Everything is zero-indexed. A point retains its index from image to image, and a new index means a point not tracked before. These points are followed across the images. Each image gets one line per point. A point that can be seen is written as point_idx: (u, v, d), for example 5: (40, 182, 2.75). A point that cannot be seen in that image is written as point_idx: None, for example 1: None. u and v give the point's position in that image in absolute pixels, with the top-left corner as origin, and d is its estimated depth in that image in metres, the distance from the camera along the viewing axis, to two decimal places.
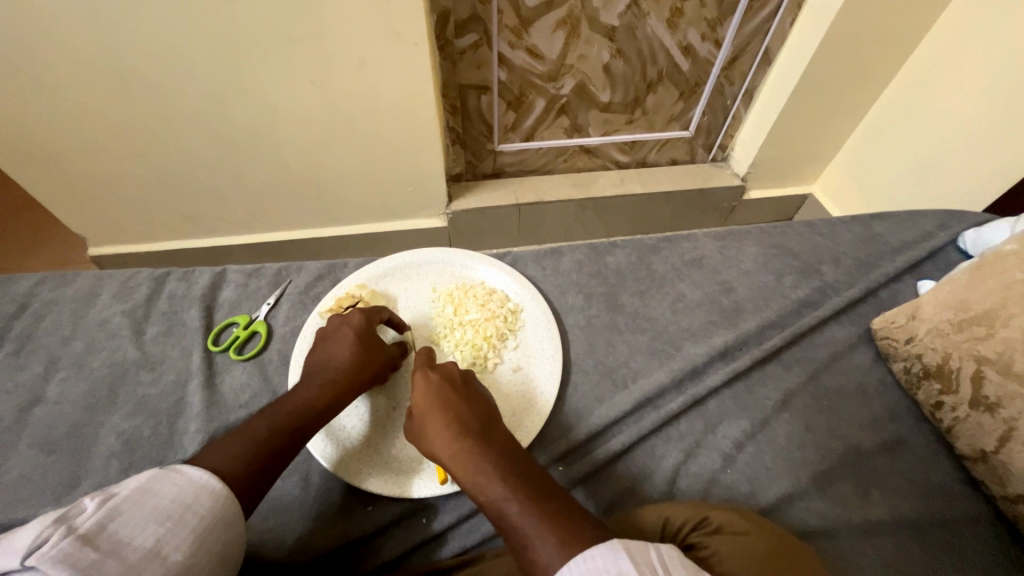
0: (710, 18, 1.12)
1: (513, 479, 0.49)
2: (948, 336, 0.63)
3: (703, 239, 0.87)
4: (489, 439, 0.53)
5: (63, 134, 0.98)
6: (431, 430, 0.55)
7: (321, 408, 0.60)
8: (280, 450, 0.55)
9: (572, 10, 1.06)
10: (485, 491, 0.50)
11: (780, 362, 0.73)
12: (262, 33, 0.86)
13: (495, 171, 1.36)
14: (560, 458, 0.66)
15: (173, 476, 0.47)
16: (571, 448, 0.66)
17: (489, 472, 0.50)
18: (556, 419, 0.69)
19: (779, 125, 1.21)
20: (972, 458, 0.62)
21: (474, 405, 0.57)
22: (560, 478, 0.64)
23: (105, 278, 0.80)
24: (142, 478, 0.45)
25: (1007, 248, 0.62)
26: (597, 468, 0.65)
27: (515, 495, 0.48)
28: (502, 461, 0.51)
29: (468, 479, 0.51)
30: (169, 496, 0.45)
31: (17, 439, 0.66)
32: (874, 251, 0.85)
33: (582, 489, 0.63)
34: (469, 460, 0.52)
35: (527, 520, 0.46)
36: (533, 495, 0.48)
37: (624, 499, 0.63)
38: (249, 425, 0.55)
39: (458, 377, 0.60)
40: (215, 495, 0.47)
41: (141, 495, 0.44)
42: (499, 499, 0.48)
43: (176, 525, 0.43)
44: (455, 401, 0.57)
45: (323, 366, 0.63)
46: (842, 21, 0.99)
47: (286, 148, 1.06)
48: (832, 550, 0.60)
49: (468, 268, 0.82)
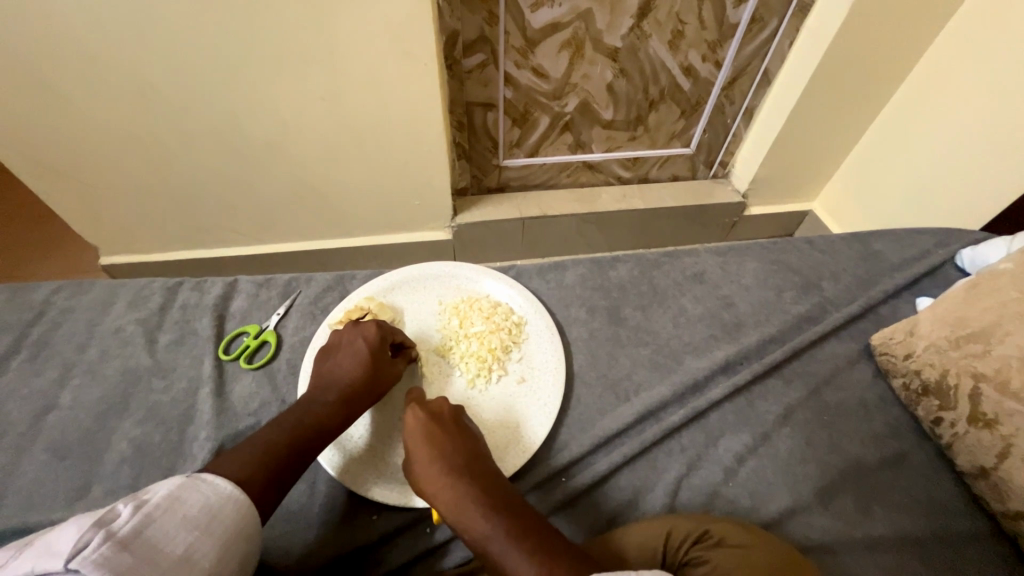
0: (711, 40, 1.15)
1: (497, 517, 0.50)
2: (946, 352, 0.65)
3: (703, 254, 0.89)
4: (476, 475, 0.54)
5: (80, 145, 1.01)
6: (418, 467, 0.56)
7: (330, 422, 0.61)
8: (292, 463, 0.56)
9: (576, 31, 1.10)
10: (471, 529, 0.50)
11: (781, 377, 0.74)
12: (277, 53, 0.90)
13: (500, 185, 1.38)
14: (542, 483, 0.66)
15: (201, 484, 0.48)
16: (553, 473, 0.66)
17: (474, 510, 0.51)
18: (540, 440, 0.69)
19: (779, 144, 1.23)
20: (973, 475, 0.62)
21: (459, 439, 0.58)
22: (541, 504, 0.64)
23: (121, 287, 0.82)
24: (173, 484, 0.46)
25: (1003, 266, 0.64)
26: (580, 494, 0.64)
27: (499, 534, 0.49)
28: (486, 498, 0.52)
29: (455, 516, 0.52)
30: (197, 504, 0.46)
31: (31, 443, 0.67)
32: (873, 269, 0.86)
33: (564, 516, 0.63)
34: (454, 498, 0.52)
35: (511, 560, 0.47)
36: (516, 532, 0.49)
37: (624, 513, 0.64)
38: (259, 438, 0.56)
39: (445, 410, 0.60)
40: (239, 505, 0.48)
41: (172, 501, 0.45)
42: (485, 538, 0.49)
43: (205, 532, 0.44)
44: (441, 435, 0.57)
45: (330, 384, 0.64)
46: (837, 46, 1.02)
47: (297, 162, 1.09)
48: (835, 565, 0.60)
49: (475, 282, 0.84)
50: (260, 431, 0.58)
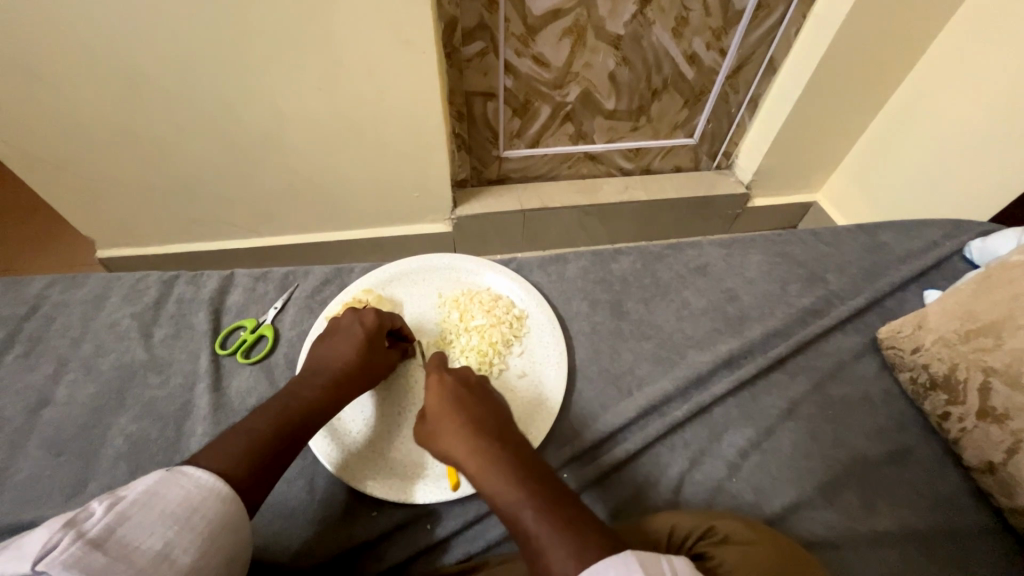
0: (715, 28, 1.13)
1: (533, 485, 0.48)
2: (955, 346, 0.63)
3: (707, 246, 0.87)
4: (503, 443, 0.53)
5: (73, 137, 1.00)
6: (444, 434, 0.55)
7: (319, 407, 0.60)
8: (279, 450, 0.54)
9: (578, 18, 1.07)
10: (503, 495, 0.48)
11: (785, 371, 0.73)
12: (273, 42, 0.88)
13: (500, 176, 1.37)
14: (573, 460, 0.66)
15: (180, 478, 0.46)
16: (584, 450, 0.67)
17: (509, 476, 0.49)
18: (568, 419, 0.70)
19: (784, 134, 1.21)
20: (980, 470, 0.62)
21: (494, 415, 0.57)
22: (573, 481, 0.64)
23: (116, 281, 0.81)
24: (150, 479, 0.45)
25: (1014, 258, 0.63)
26: (611, 470, 0.65)
27: (533, 500, 0.47)
28: (521, 466, 0.50)
29: (486, 482, 0.50)
30: (176, 499, 0.45)
31: (26, 440, 0.66)
32: (879, 260, 0.85)
33: (594, 494, 0.64)
34: (488, 464, 0.51)
35: (544, 525, 0.45)
36: (551, 501, 0.47)
37: (635, 504, 0.63)
38: (245, 425, 0.55)
39: (480, 390, 0.60)
40: (221, 498, 0.47)
41: (149, 497, 0.44)
42: (517, 503, 0.47)
43: (184, 528, 0.43)
44: (478, 410, 0.57)
45: (321, 368, 0.63)
46: (844, 33, 1.00)
47: (295, 154, 1.07)
48: (839, 561, 0.59)
49: (474, 274, 0.82)
50: (246, 417, 0.56)
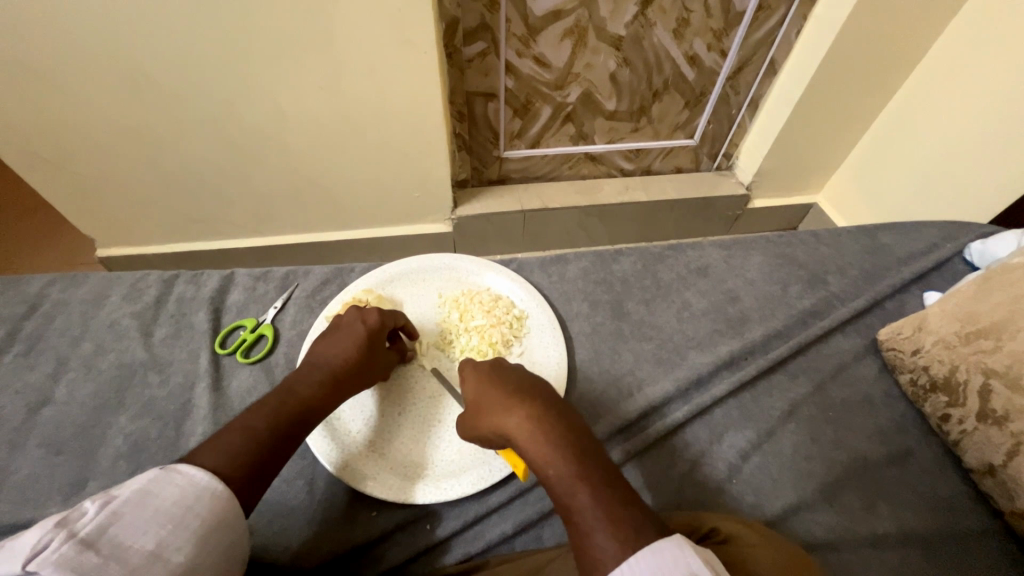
0: (716, 29, 1.13)
1: (586, 462, 0.48)
2: (955, 348, 0.63)
3: (708, 247, 0.87)
4: (554, 415, 0.53)
5: (73, 135, 0.99)
6: (491, 410, 0.55)
7: (315, 404, 0.59)
8: (276, 448, 0.54)
9: (579, 19, 1.07)
10: (555, 468, 0.48)
11: (786, 372, 0.73)
12: (274, 41, 0.88)
13: (500, 177, 1.37)
14: (619, 431, 0.68)
15: (174, 476, 0.46)
16: (629, 422, 0.69)
17: (562, 451, 0.49)
18: (612, 394, 0.71)
19: (784, 136, 1.21)
20: (980, 473, 0.62)
21: (542, 391, 0.56)
22: (617, 451, 0.66)
23: (115, 280, 0.80)
24: (143, 479, 0.45)
25: (1014, 261, 0.62)
26: (654, 443, 0.67)
27: (588, 478, 0.47)
28: (573, 443, 0.50)
29: (538, 455, 0.50)
30: (170, 498, 0.45)
31: (25, 439, 0.66)
32: (879, 262, 0.85)
33: (636, 467, 0.66)
34: (541, 437, 0.50)
35: (599, 504, 0.45)
36: (604, 481, 0.47)
37: (651, 495, 0.64)
38: (241, 423, 0.54)
39: (525, 371, 0.60)
40: (216, 497, 0.47)
41: (141, 497, 0.43)
42: (571, 478, 0.47)
43: (178, 526, 0.43)
44: (527, 386, 0.56)
45: (320, 363, 0.62)
46: (845, 35, 1.00)
47: (295, 154, 1.07)
48: (840, 563, 0.59)
49: (475, 275, 0.82)
50: (241, 414, 0.56)
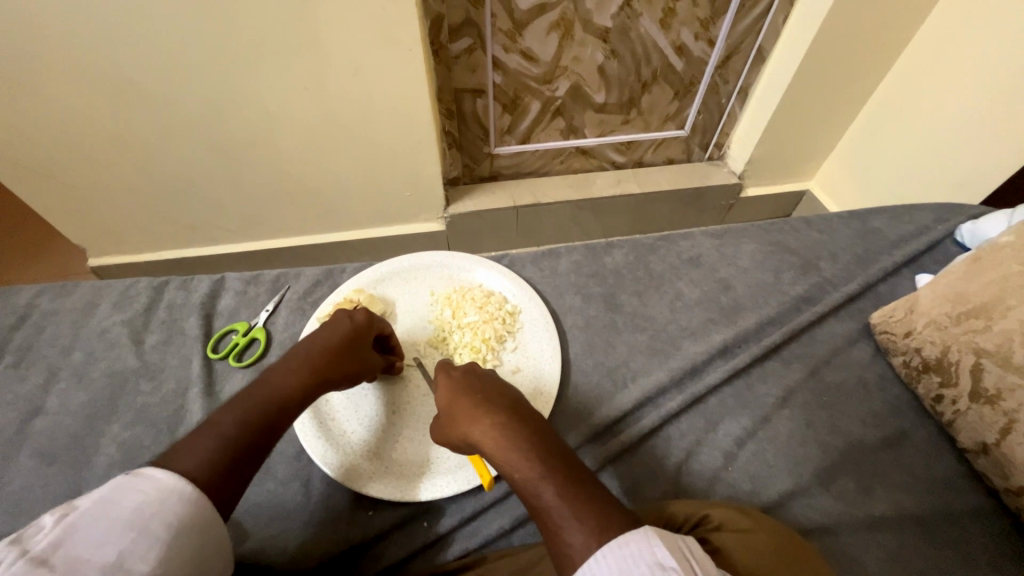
0: (703, 17, 1.13)
1: (551, 461, 0.48)
2: (947, 329, 0.63)
3: (700, 237, 0.87)
4: (517, 418, 0.52)
5: (60, 145, 0.99)
6: (459, 417, 0.55)
7: (296, 397, 0.58)
8: (253, 444, 0.53)
9: (565, 12, 1.07)
10: (520, 472, 0.48)
11: (780, 359, 0.73)
12: (258, 43, 0.87)
13: (492, 173, 1.36)
14: (593, 437, 0.67)
15: (138, 482, 0.45)
16: (603, 428, 0.68)
17: (526, 454, 0.49)
18: (594, 394, 0.71)
19: (774, 123, 1.21)
20: (975, 452, 0.62)
21: (507, 394, 0.56)
22: (592, 458, 0.65)
23: (105, 288, 0.80)
24: (106, 488, 0.44)
25: (1004, 239, 0.62)
26: (630, 446, 0.66)
27: (553, 477, 0.47)
28: (538, 443, 0.50)
29: (504, 460, 0.50)
30: (132, 504, 0.44)
31: (18, 450, 0.66)
32: (872, 246, 0.85)
33: (612, 473, 0.65)
34: (506, 442, 0.50)
35: (565, 504, 0.45)
36: (569, 478, 0.47)
37: (642, 487, 0.64)
38: (214, 421, 0.53)
39: (489, 373, 0.60)
40: (184, 500, 0.46)
41: (101, 507, 0.43)
42: (536, 480, 0.47)
43: (139, 533, 0.42)
44: (491, 390, 0.56)
45: (297, 354, 0.61)
46: (832, 20, 1.00)
47: (285, 156, 1.07)
48: (837, 547, 0.59)
49: (467, 271, 0.82)
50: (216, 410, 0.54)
